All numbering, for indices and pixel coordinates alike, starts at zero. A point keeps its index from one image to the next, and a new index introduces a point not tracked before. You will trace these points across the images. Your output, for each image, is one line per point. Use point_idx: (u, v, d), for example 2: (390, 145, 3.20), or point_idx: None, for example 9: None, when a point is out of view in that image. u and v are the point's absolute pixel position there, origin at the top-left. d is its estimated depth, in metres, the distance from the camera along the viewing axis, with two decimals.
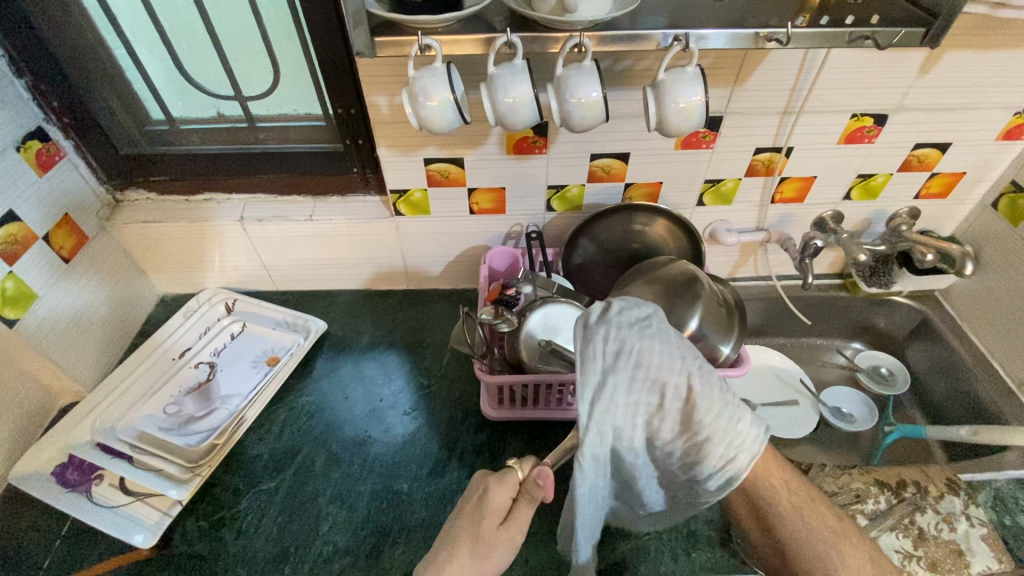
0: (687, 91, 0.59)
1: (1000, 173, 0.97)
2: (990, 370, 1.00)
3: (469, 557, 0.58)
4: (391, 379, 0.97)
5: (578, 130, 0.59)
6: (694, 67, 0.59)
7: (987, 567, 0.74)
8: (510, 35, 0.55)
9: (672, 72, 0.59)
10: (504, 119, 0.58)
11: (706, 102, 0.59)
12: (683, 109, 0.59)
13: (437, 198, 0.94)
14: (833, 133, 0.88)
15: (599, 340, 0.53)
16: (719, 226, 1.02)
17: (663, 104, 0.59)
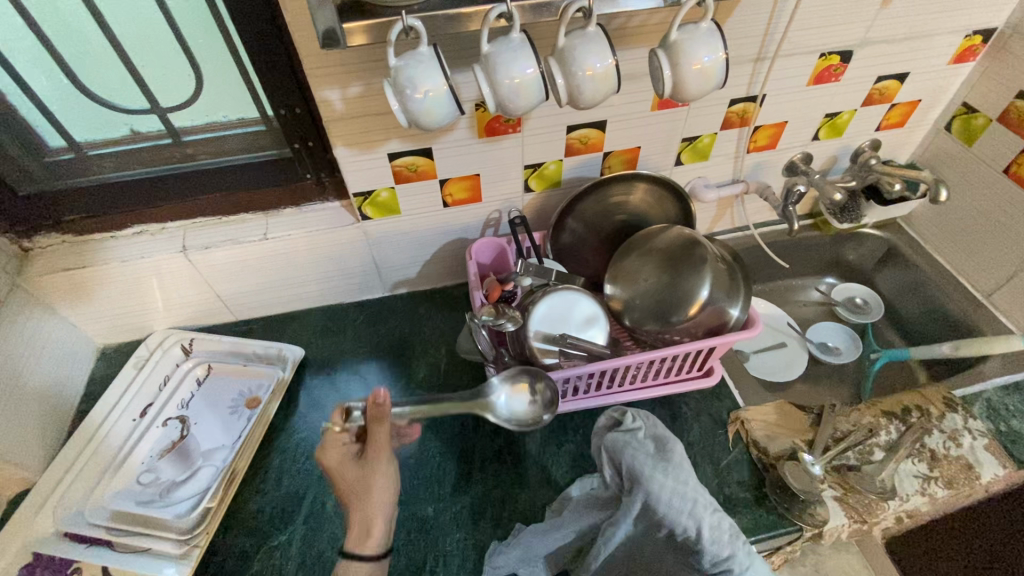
0: (704, 51, 0.54)
1: (950, 97, 1.00)
2: (956, 284, 1.06)
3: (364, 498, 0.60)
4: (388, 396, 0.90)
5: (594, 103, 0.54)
6: (709, 22, 0.54)
7: (995, 474, 0.79)
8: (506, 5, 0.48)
9: (686, 29, 0.54)
10: (506, 105, 0.51)
11: (726, 62, 0.54)
12: (700, 70, 0.55)
13: (406, 196, 0.86)
14: (803, 75, 0.87)
15: (629, 447, 0.61)
16: (698, 182, 1.00)
17: (678, 67, 0.54)
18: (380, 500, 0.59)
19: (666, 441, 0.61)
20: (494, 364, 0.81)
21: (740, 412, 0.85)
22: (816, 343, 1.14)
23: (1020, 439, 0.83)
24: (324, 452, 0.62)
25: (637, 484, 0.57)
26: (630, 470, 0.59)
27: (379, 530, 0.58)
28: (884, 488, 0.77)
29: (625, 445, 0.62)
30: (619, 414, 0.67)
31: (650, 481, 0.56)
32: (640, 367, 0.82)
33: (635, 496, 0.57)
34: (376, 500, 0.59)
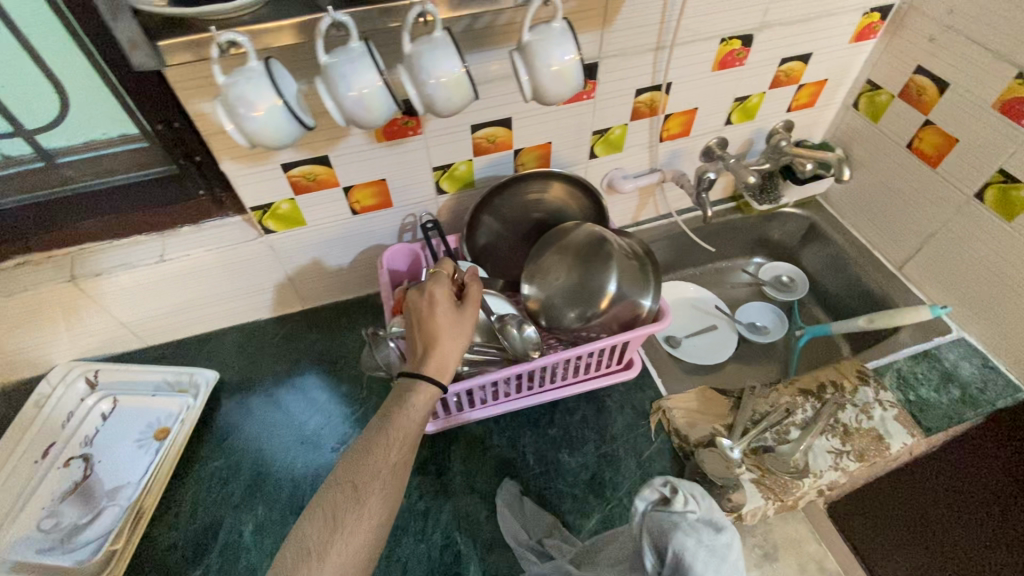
0: (558, 51, 0.52)
1: (855, 75, 1.01)
2: (871, 258, 1.09)
3: (450, 332, 0.66)
4: (316, 408, 0.88)
5: (448, 113, 0.55)
6: (560, 21, 0.52)
7: (904, 444, 0.81)
8: (336, 16, 0.49)
9: (538, 30, 0.52)
10: (353, 116, 0.53)
11: (581, 62, 0.53)
12: (558, 72, 0.53)
13: (309, 206, 0.83)
14: (707, 61, 0.87)
15: (677, 532, 0.48)
16: (615, 174, 1.00)
17: (534, 69, 0.53)
18: (463, 337, 0.67)
19: (723, 530, 0.49)
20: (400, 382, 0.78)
21: (661, 401, 0.86)
22: (744, 323, 1.17)
23: (927, 407, 0.85)
24: (434, 284, 0.68)
25: None
26: (676, 567, 0.47)
27: (452, 365, 0.66)
28: (798, 467, 0.78)
29: (674, 532, 0.49)
30: (669, 487, 0.52)
31: None
32: (560, 366, 0.82)
33: None
34: (461, 335, 0.67)
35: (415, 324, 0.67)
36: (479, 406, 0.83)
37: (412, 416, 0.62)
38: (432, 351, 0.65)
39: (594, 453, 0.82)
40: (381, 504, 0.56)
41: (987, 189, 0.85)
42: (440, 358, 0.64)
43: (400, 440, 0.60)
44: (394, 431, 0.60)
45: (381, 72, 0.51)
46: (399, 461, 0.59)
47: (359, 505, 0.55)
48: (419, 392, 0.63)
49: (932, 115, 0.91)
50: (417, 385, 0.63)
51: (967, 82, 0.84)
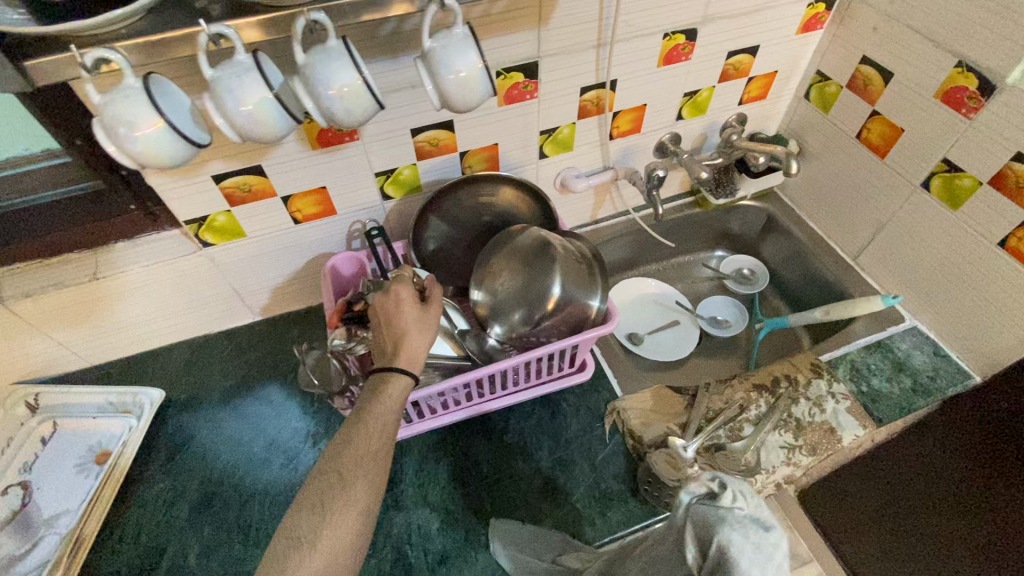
0: (461, 59, 0.52)
1: (805, 66, 1.01)
2: (827, 249, 1.09)
3: (417, 326, 0.66)
4: (283, 411, 0.88)
5: (355, 122, 0.53)
6: (461, 28, 0.52)
7: (855, 436, 0.82)
8: (216, 28, 0.46)
9: (439, 38, 0.51)
10: (246, 131, 0.50)
11: (486, 69, 0.53)
12: (464, 79, 0.52)
13: (247, 217, 0.80)
14: (652, 57, 0.85)
15: (728, 531, 0.43)
16: (567, 173, 0.98)
17: (439, 79, 0.52)
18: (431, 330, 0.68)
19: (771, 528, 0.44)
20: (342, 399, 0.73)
21: (616, 403, 0.85)
22: (706, 318, 1.17)
23: (879, 397, 0.86)
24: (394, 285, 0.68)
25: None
26: (721, 560, 0.43)
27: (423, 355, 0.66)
28: (749, 467, 0.79)
29: (722, 527, 0.44)
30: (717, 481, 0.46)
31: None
32: (512, 371, 0.81)
33: None
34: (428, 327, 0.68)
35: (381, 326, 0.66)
36: (431, 416, 0.81)
37: (389, 406, 0.62)
38: (401, 347, 0.65)
39: (548, 458, 0.81)
40: (367, 491, 0.56)
41: (933, 178, 0.85)
42: (412, 351, 0.65)
43: (379, 427, 0.59)
44: (373, 421, 0.60)
45: (271, 87, 0.49)
46: (382, 445, 0.59)
47: (346, 490, 0.55)
48: (392, 382, 0.63)
49: (878, 105, 0.90)
50: (390, 379, 0.62)
51: (910, 71, 0.84)
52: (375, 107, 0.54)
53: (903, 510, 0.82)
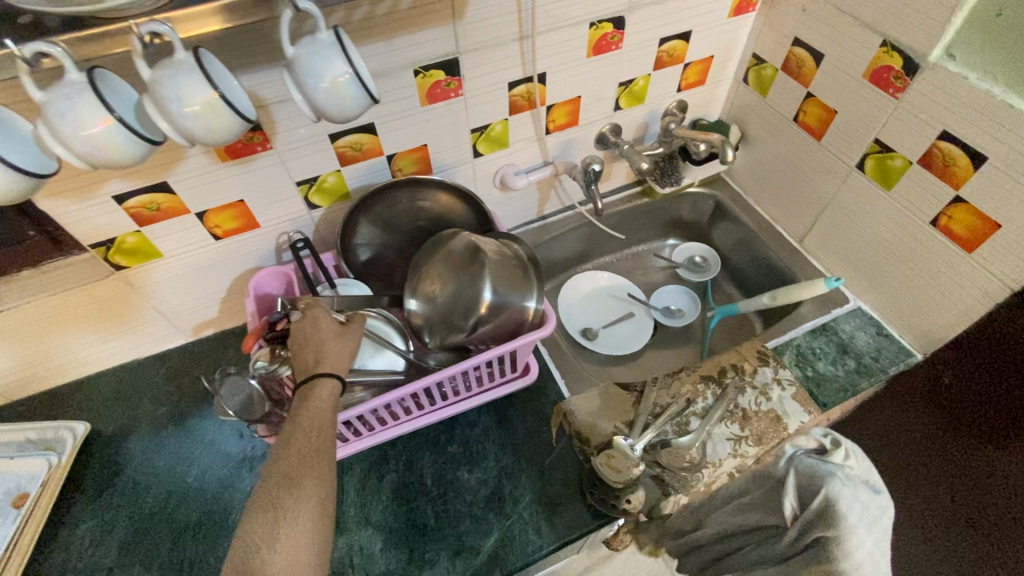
0: (328, 65, 0.47)
1: (742, 49, 0.99)
2: (774, 233, 1.08)
3: (337, 340, 0.65)
4: (224, 434, 0.85)
5: (218, 140, 0.49)
6: (325, 33, 0.47)
7: (801, 422, 0.81)
8: (37, 46, 0.41)
9: (301, 44, 0.47)
10: (90, 158, 0.46)
11: (357, 76, 0.48)
12: (331, 89, 0.48)
13: (160, 236, 0.76)
14: (580, 48, 0.82)
15: (837, 482, 0.58)
16: (506, 170, 0.95)
17: (306, 90, 0.48)
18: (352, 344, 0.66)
19: (878, 492, 0.59)
20: (264, 426, 0.69)
21: (561, 403, 0.83)
22: (659, 308, 1.16)
23: (824, 381, 0.86)
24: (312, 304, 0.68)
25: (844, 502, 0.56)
26: (827, 507, 0.57)
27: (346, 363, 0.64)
28: (694, 462, 0.78)
29: (831, 479, 0.58)
30: (831, 441, 0.63)
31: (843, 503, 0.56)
32: (452, 381, 0.79)
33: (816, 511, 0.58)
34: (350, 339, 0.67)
35: (297, 344, 0.64)
36: (370, 432, 0.79)
37: (320, 408, 0.60)
38: (322, 358, 0.63)
39: (494, 467, 0.79)
40: (317, 490, 0.54)
41: (866, 159, 0.85)
42: (334, 361, 0.63)
43: (316, 426, 0.58)
44: (308, 422, 0.58)
45: (113, 110, 0.44)
46: (323, 443, 0.57)
47: (297, 489, 0.53)
48: (320, 385, 0.60)
49: (812, 88, 0.89)
50: (316, 384, 0.60)
51: (840, 52, 0.83)
52: (241, 127, 0.50)
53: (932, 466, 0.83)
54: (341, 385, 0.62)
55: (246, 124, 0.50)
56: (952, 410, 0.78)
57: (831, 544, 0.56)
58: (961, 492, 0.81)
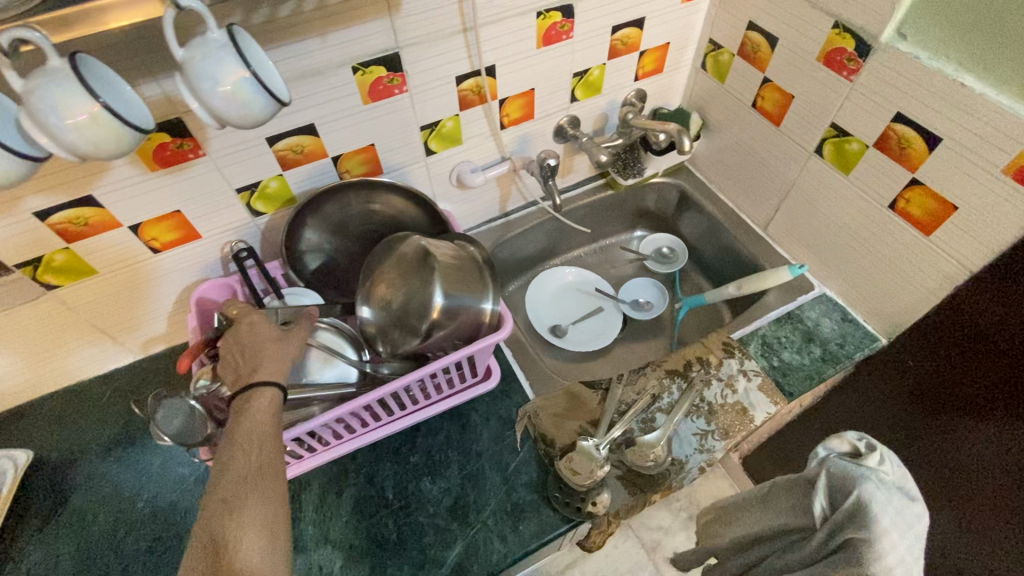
0: (221, 69, 0.43)
1: (699, 34, 0.97)
2: (739, 221, 1.07)
3: (275, 346, 0.63)
4: (176, 455, 0.81)
5: (110, 155, 0.43)
6: (217, 35, 0.43)
7: (767, 413, 0.81)
8: None
9: (191, 46, 0.43)
10: None
11: (254, 80, 0.44)
12: (228, 95, 0.44)
13: (92, 253, 0.72)
14: (529, 38, 0.80)
15: (870, 483, 0.56)
16: (462, 167, 0.92)
17: (201, 96, 0.44)
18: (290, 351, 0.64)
19: (912, 499, 0.57)
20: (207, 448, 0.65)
21: (526, 406, 0.82)
22: (628, 302, 1.14)
23: (790, 370, 0.85)
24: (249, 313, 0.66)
25: (878, 500, 0.54)
26: (857, 508, 0.55)
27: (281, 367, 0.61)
28: (658, 461, 0.77)
29: (863, 480, 0.56)
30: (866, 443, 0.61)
31: (876, 506, 0.54)
32: (408, 390, 0.76)
33: (846, 512, 0.56)
34: (289, 345, 0.64)
35: (232, 354, 0.62)
36: (325, 448, 0.76)
37: (257, 419, 0.57)
38: (257, 366, 0.61)
39: (458, 475, 0.77)
40: (261, 507, 0.51)
41: (824, 144, 0.84)
42: (270, 368, 0.60)
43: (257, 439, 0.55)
44: (242, 435, 0.55)
45: None
46: (265, 457, 0.54)
47: (237, 511, 0.50)
48: (259, 396, 0.58)
49: (769, 73, 0.88)
50: (254, 394, 0.58)
51: (794, 35, 0.81)
52: (135, 140, 0.44)
53: (917, 446, 0.78)
54: (281, 393, 0.60)
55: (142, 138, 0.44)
56: (924, 381, 0.75)
57: (861, 547, 0.54)
58: (944, 472, 0.74)
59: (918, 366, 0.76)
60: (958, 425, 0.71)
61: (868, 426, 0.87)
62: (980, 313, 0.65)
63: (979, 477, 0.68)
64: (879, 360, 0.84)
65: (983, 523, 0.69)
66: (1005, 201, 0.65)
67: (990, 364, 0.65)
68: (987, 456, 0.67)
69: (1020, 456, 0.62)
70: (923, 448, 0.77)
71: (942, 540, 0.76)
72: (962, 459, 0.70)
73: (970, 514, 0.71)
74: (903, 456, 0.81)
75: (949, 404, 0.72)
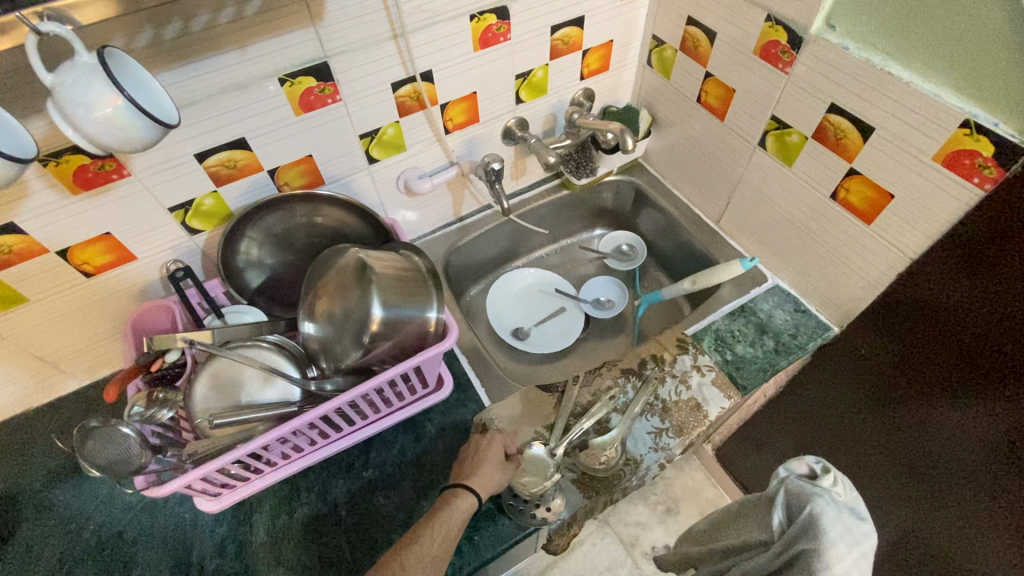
0: (91, 92, 0.42)
1: (642, 30, 0.97)
2: (693, 216, 1.07)
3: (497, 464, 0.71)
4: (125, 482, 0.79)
5: None
6: (85, 58, 0.42)
7: (721, 408, 0.81)
8: None
9: (59, 71, 0.42)
10: None
11: (131, 102, 0.43)
12: (106, 120, 0.43)
13: (19, 281, 0.69)
14: (464, 42, 0.79)
15: (824, 502, 0.56)
16: (408, 174, 0.91)
17: (73, 121, 0.43)
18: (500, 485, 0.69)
19: (862, 520, 0.56)
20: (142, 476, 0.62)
21: (480, 414, 0.81)
22: (589, 301, 1.14)
23: (744, 363, 0.86)
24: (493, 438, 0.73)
25: (828, 514, 0.55)
26: (808, 523, 0.55)
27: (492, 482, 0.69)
28: (610, 463, 0.77)
29: (815, 498, 0.56)
30: (822, 467, 0.61)
31: (825, 524, 0.54)
32: (353, 408, 0.73)
33: (797, 530, 0.56)
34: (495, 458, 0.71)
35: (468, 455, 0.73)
36: (269, 468, 0.72)
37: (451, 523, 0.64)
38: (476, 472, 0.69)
39: (413, 488, 0.76)
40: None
41: (767, 137, 0.84)
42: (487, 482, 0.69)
43: (442, 534, 0.63)
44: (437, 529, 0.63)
45: None
46: (441, 552, 0.61)
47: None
48: (461, 500, 0.66)
49: (710, 67, 0.88)
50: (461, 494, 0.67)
51: (730, 29, 0.81)
52: (17, 168, 0.43)
53: (882, 430, 0.81)
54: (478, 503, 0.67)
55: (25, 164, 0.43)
56: (880, 369, 0.77)
57: (811, 557, 0.53)
58: (908, 454, 0.77)
59: (885, 355, 0.76)
60: (931, 414, 0.71)
61: (840, 412, 0.88)
62: (948, 312, 0.64)
63: (946, 456, 0.71)
64: (845, 346, 0.83)
65: (951, 499, 0.73)
66: (937, 187, 0.65)
67: (965, 361, 0.64)
68: (962, 443, 0.68)
69: (983, 436, 0.65)
70: (897, 434, 0.78)
71: (918, 514, 0.80)
72: (937, 445, 0.72)
73: (946, 497, 0.74)
74: (869, 439, 0.84)
75: (913, 393, 0.73)
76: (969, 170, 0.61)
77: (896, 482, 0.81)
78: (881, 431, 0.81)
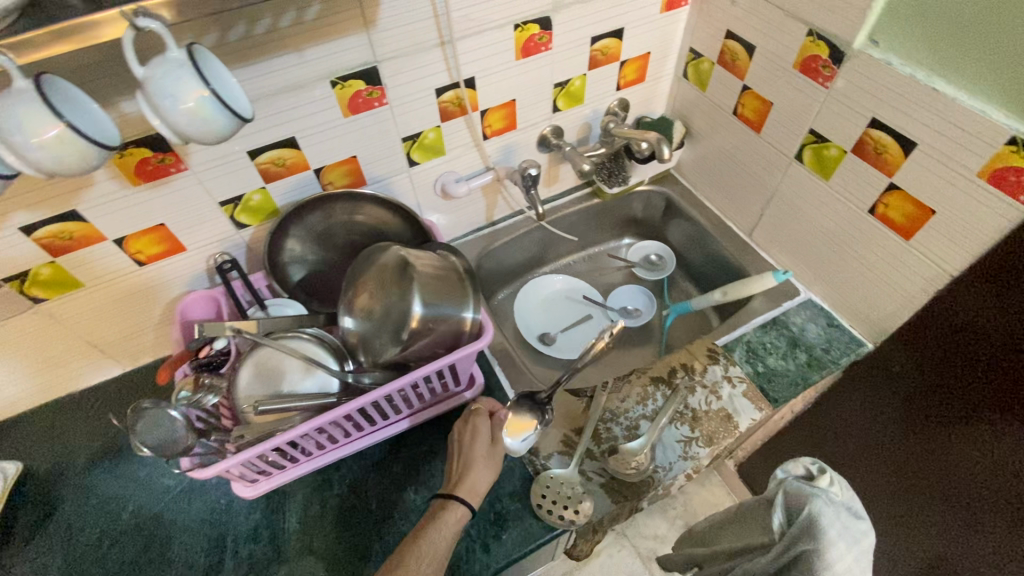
0: (179, 85, 0.44)
1: (680, 43, 0.98)
2: (724, 227, 1.07)
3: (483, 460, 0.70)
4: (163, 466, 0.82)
5: (75, 170, 0.44)
6: (176, 54, 0.45)
7: (752, 419, 0.81)
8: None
9: (151, 64, 0.44)
10: None
11: (214, 96, 0.46)
12: (192, 111, 0.46)
13: (78, 266, 0.72)
14: (508, 50, 0.81)
15: (823, 503, 0.55)
16: (445, 178, 0.93)
17: (157, 111, 0.45)
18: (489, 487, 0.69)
19: (859, 519, 0.56)
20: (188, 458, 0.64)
21: None
22: (616, 309, 1.15)
23: (775, 376, 0.85)
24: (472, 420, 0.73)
25: (825, 514, 0.54)
26: (807, 523, 0.55)
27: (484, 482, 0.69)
28: (641, 468, 0.77)
29: (813, 498, 0.56)
30: (816, 466, 0.60)
31: (825, 525, 0.54)
32: (388, 402, 0.75)
33: (796, 530, 0.56)
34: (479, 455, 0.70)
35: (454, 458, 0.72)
36: (301, 456, 0.74)
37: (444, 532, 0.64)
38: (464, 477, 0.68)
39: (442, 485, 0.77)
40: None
41: (804, 150, 0.85)
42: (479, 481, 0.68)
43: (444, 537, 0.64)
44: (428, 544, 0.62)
45: None
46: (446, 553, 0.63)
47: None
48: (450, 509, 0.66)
49: (748, 80, 0.88)
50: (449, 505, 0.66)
51: (770, 43, 0.82)
52: (103, 155, 0.46)
53: (907, 447, 0.80)
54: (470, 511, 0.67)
55: (109, 152, 0.46)
56: (909, 385, 0.77)
57: (812, 557, 0.53)
58: (932, 473, 0.76)
59: (916, 369, 0.76)
60: (957, 431, 0.70)
61: (866, 428, 0.87)
62: (971, 329, 0.65)
63: (970, 475, 0.70)
64: (880, 360, 0.83)
65: (972, 520, 0.72)
66: (981, 204, 0.65)
67: (992, 380, 0.64)
68: (988, 462, 0.67)
69: (1008, 454, 0.64)
70: (922, 451, 0.77)
71: (938, 535, 0.78)
72: (960, 463, 0.71)
73: (967, 517, 0.73)
74: (895, 457, 0.82)
75: (940, 410, 0.72)
76: (1015, 187, 0.60)
77: (918, 500, 0.80)
78: (901, 452, 0.81)
